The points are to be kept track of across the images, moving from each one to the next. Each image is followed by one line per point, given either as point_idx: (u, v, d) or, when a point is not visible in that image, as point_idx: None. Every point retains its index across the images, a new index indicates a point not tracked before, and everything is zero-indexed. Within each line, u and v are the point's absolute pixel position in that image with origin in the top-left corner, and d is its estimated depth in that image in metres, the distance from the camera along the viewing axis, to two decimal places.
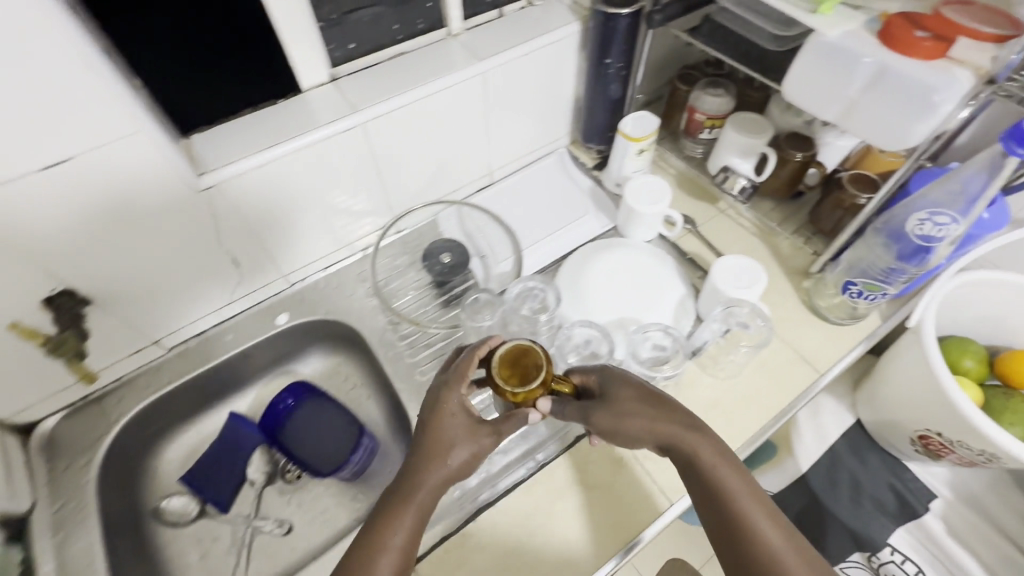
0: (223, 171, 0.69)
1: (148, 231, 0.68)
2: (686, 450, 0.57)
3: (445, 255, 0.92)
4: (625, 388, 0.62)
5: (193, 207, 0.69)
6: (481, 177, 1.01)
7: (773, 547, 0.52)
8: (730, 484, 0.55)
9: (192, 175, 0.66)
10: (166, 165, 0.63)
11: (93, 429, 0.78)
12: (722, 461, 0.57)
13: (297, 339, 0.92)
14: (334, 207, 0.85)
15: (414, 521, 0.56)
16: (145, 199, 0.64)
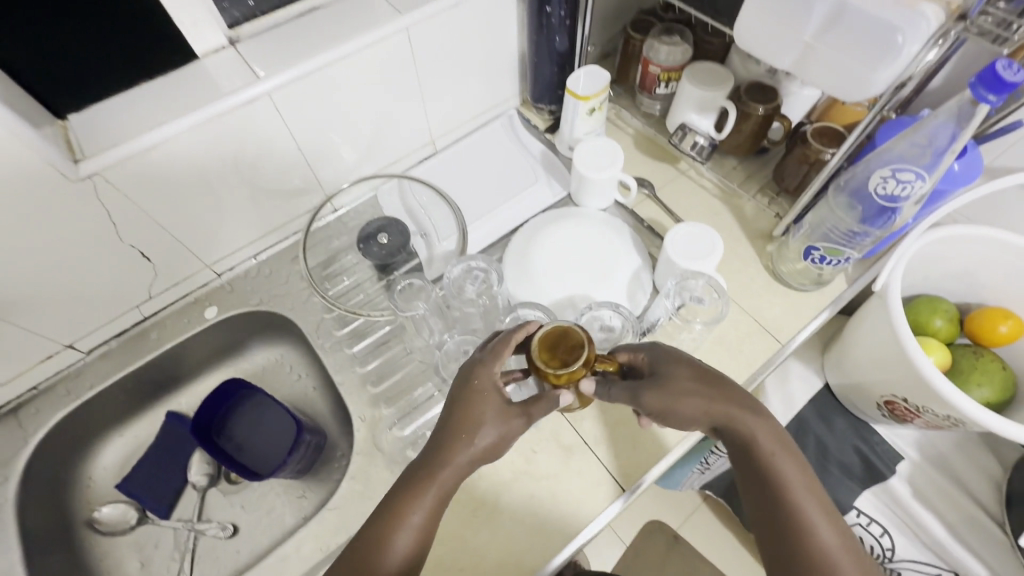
0: (106, 156, 0.61)
1: (28, 228, 0.61)
2: (746, 435, 0.53)
3: (381, 236, 0.82)
4: (680, 367, 0.55)
5: (76, 198, 0.62)
6: (422, 146, 0.93)
7: (826, 540, 0.49)
8: (786, 473, 0.52)
9: (67, 162, 0.59)
10: (29, 151, 0.56)
11: (9, 442, 0.73)
12: (780, 450, 0.52)
13: (233, 333, 0.86)
14: (255, 188, 0.78)
15: (433, 503, 0.50)
16: (12, 191, 0.57)
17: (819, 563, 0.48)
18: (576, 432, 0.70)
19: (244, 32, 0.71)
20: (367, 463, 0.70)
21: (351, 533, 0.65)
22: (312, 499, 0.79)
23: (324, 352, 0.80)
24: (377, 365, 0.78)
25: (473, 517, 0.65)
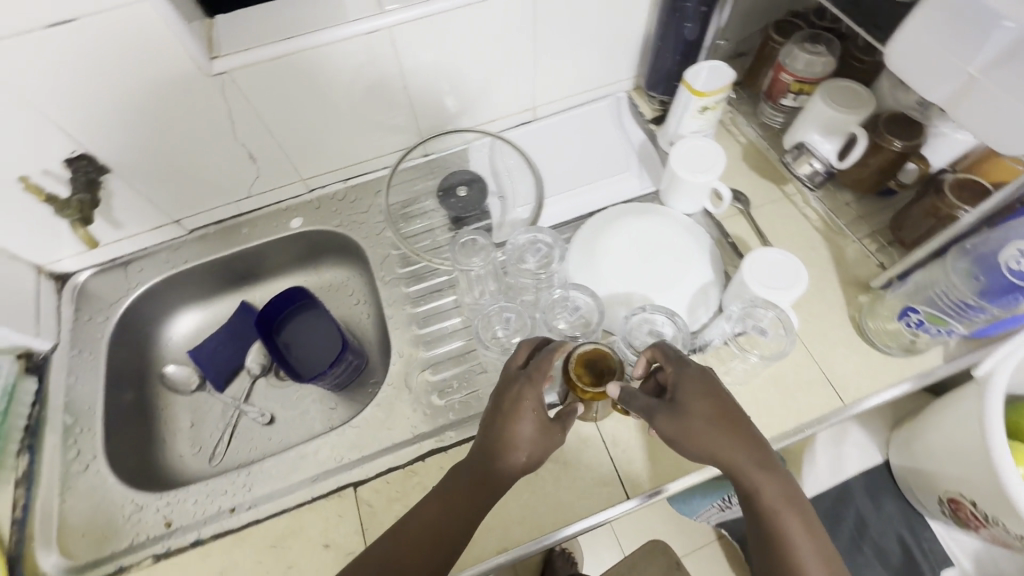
0: (239, 58, 0.67)
1: (162, 109, 0.69)
2: (752, 488, 0.51)
3: (461, 189, 0.85)
4: (699, 399, 0.53)
5: (205, 92, 0.69)
6: (522, 112, 0.93)
7: None
8: (789, 529, 0.50)
9: (204, 58, 0.66)
10: (174, 41, 0.62)
11: (114, 290, 0.85)
12: (785, 505, 0.51)
13: (310, 246, 0.93)
14: (357, 118, 0.82)
15: (481, 507, 0.55)
16: (155, 73, 0.65)
17: None
18: (596, 425, 0.69)
19: None
20: (394, 396, 0.73)
21: (364, 453, 0.69)
22: (342, 414, 0.85)
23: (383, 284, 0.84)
24: (426, 310, 0.80)
25: None
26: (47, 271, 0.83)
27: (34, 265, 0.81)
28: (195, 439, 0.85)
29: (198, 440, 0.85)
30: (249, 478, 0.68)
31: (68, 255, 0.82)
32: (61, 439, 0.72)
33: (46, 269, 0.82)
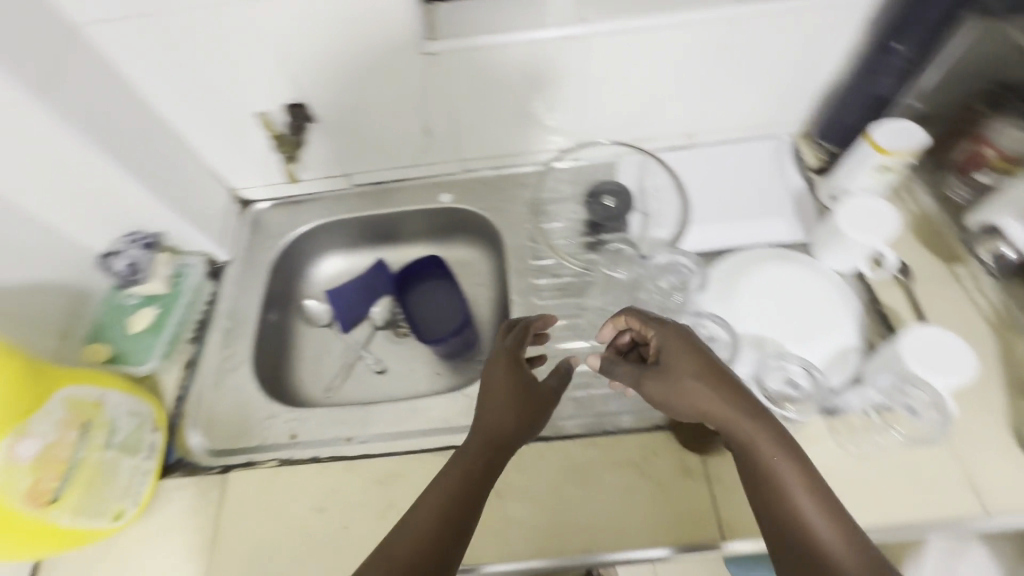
0: (453, 44, 0.74)
1: (374, 75, 0.77)
2: (747, 442, 0.50)
3: (608, 199, 0.86)
4: (682, 359, 0.53)
5: (414, 67, 0.76)
6: (681, 136, 0.93)
7: (837, 556, 0.46)
8: (797, 496, 0.49)
9: (424, 38, 0.73)
10: (406, 18, 0.70)
11: (284, 223, 0.96)
12: (779, 453, 0.50)
13: (450, 222, 0.99)
14: (529, 113, 0.87)
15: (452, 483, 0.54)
16: (381, 43, 0.73)
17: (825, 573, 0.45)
18: (702, 460, 0.68)
19: None
20: None
21: (471, 423, 0.73)
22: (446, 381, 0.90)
23: (515, 273, 0.88)
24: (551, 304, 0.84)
25: (574, 472, 0.68)
26: (237, 195, 0.95)
27: (229, 187, 0.94)
28: (316, 371, 0.93)
29: (318, 373, 0.93)
30: (366, 416, 0.75)
31: (257, 185, 0.94)
32: (221, 339, 0.83)
33: (237, 193, 0.95)
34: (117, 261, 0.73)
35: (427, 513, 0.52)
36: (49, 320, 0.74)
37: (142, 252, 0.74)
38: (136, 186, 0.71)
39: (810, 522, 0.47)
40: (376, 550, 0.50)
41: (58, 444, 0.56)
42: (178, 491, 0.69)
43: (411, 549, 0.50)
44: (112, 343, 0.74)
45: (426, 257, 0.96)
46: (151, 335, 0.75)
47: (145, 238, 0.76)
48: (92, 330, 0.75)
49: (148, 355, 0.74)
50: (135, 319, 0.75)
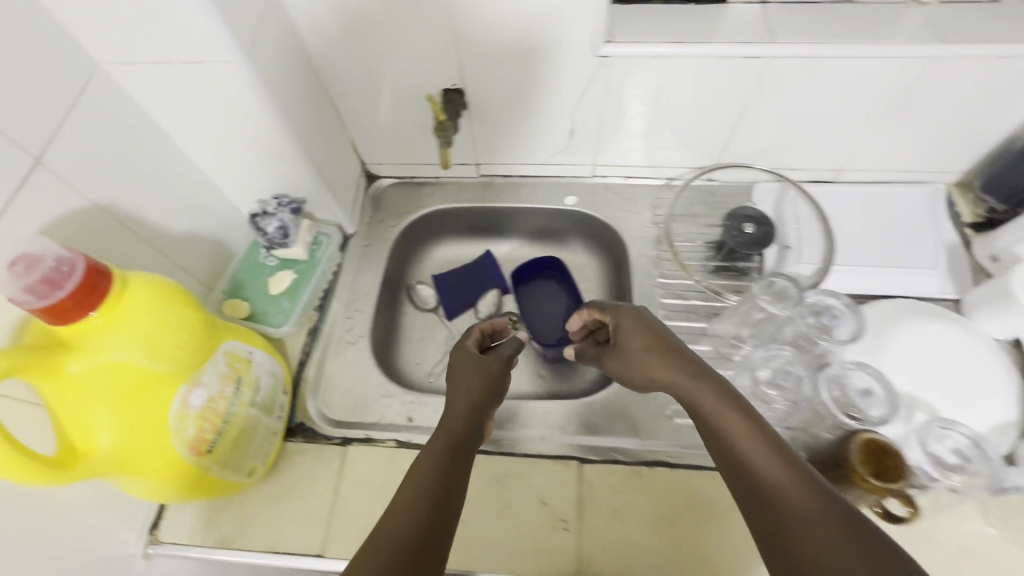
0: (626, 48, 0.71)
1: (539, 71, 0.76)
2: (693, 401, 0.53)
3: (748, 225, 0.83)
4: (621, 310, 0.64)
5: (582, 69, 0.75)
6: (826, 170, 0.89)
7: (793, 506, 0.44)
8: (727, 438, 0.49)
9: (601, 41, 0.70)
10: (592, 19, 0.68)
11: (407, 203, 0.97)
12: (726, 405, 0.51)
13: (568, 225, 0.98)
14: (678, 128, 0.84)
15: (438, 458, 0.54)
16: (558, 40, 0.71)
17: (788, 528, 0.43)
18: None
19: None
20: (629, 395, 0.75)
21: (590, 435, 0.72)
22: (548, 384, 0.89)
23: (636, 290, 0.86)
24: (677, 325, 0.82)
25: (701, 505, 0.65)
26: (366, 169, 0.96)
27: (361, 161, 0.94)
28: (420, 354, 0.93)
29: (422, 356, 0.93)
30: None
31: (387, 163, 0.95)
32: (343, 311, 0.84)
33: (366, 168, 0.96)
34: (267, 222, 0.73)
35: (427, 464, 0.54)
36: (197, 270, 0.76)
37: (292, 216, 0.75)
38: (298, 155, 0.72)
39: (770, 479, 0.46)
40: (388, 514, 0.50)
41: (218, 397, 0.57)
42: (301, 456, 0.70)
43: (405, 496, 0.51)
44: (250, 302, 0.75)
45: (544, 257, 0.94)
46: (286, 300, 0.76)
47: (294, 205, 0.76)
48: (232, 285, 0.77)
49: (283, 319, 0.75)
50: (274, 282, 0.77)
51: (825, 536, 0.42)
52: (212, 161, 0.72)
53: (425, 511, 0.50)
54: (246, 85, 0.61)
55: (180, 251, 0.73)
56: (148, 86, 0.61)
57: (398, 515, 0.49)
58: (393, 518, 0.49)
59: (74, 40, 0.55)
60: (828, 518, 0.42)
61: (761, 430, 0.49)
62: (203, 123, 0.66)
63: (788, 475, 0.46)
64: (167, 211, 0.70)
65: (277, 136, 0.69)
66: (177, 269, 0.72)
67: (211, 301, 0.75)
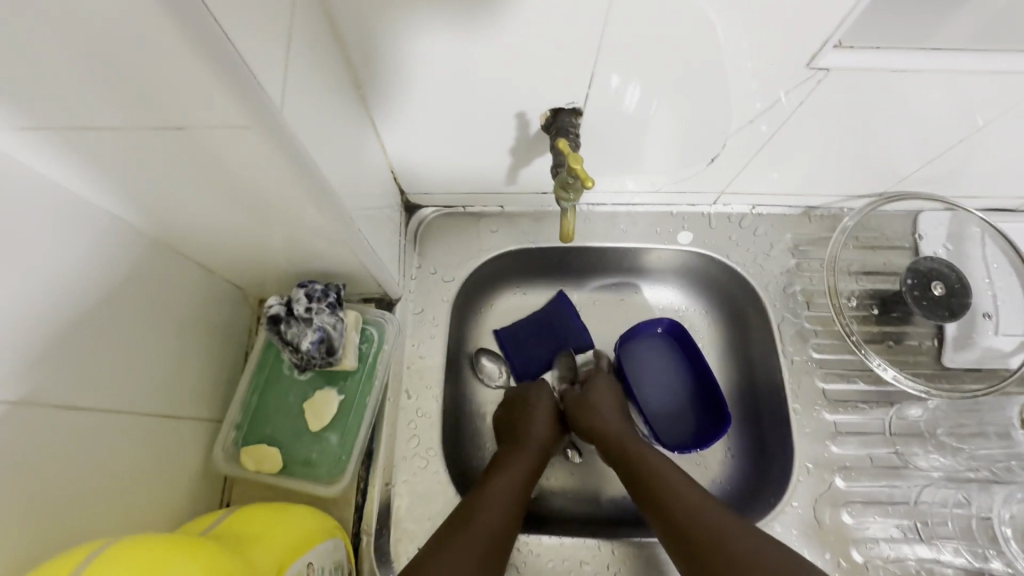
0: (862, 58, 0.47)
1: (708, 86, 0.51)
2: (657, 478, 0.55)
3: (938, 285, 0.64)
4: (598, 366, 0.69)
5: (773, 85, 0.50)
6: (1015, 199, 0.68)
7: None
8: (667, 484, 0.54)
9: (828, 48, 0.46)
10: (833, 18, 0.43)
11: (463, 243, 0.70)
12: (693, 489, 0.53)
13: (674, 269, 0.74)
14: (860, 155, 0.61)
15: (502, 513, 0.53)
16: (759, 46, 0.46)
17: None
18: None
19: None
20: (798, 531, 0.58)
21: None
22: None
23: (788, 368, 0.66)
24: (847, 423, 0.63)
25: None
26: (405, 197, 0.68)
27: (400, 187, 0.67)
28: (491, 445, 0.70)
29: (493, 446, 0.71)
30: (615, 567, 0.58)
31: (436, 190, 0.67)
32: (400, 419, 0.60)
33: (405, 195, 0.68)
34: (300, 333, 0.49)
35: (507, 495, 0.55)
36: (190, 406, 0.49)
37: (334, 316, 0.50)
38: (341, 228, 0.46)
39: (684, 506, 0.51)
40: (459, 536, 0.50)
41: None
42: None
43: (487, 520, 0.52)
44: (281, 447, 0.52)
45: (671, 324, 0.72)
46: (334, 436, 0.53)
47: (330, 295, 0.51)
48: (247, 420, 0.53)
49: (335, 468, 0.52)
50: (314, 414, 0.53)
51: (739, 543, 0.47)
52: (203, 233, 0.45)
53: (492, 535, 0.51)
54: (274, 155, 0.34)
55: (168, 394, 0.46)
56: (82, 142, 0.33)
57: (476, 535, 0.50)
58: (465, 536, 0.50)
59: None
60: (747, 533, 0.48)
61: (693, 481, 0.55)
62: (187, 193, 0.39)
63: (713, 507, 0.51)
64: (139, 336, 0.43)
65: (312, 211, 0.42)
66: (165, 423, 0.46)
67: (218, 448, 0.51)
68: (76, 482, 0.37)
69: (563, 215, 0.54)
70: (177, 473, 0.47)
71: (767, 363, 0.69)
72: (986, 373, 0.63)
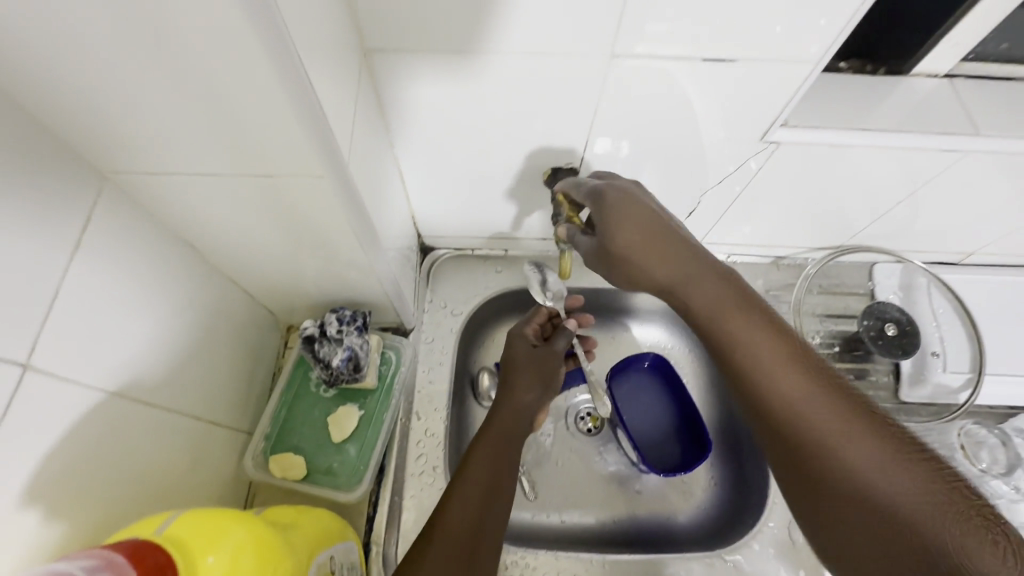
0: (805, 134, 0.58)
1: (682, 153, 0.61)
2: (739, 343, 0.42)
3: (891, 327, 0.72)
4: (625, 238, 0.46)
5: (735, 154, 0.61)
6: (955, 253, 0.77)
7: (871, 475, 0.35)
8: (772, 373, 0.40)
9: (776, 127, 0.57)
10: (777, 104, 0.54)
11: (471, 280, 0.78)
12: (795, 369, 0.39)
13: (660, 309, 0.83)
14: (816, 212, 0.71)
15: (493, 461, 0.55)
16: (721, 123, 0.57)
17: (857, 491, 0.35)
18: None
19: (970, 67, 0.62)
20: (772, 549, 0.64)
21: None
22: (647, 502, 0.74)
23: None
24: None
25: None
26: (421, 239, 0.77)
27: (417, 231, 0.75)
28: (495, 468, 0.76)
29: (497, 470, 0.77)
30: None
31: (449, 234, 0.76)
32: (409, 438, 0.65)
33: (421, 237, 0.77)
34: (331, 351, 0.56)
35: (488, 455, 0.55)
36: (227, 415, 0.56)
37: (361, 338, 0.58)
38: (375, 260, 0.54)
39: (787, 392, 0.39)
40: (453, 499, 0.51)
41: None
42: None
43: (472, 480, 0.53)
44: (305, 455, 0.59)
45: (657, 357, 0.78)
46: (353, 448, 0.60)
47: (358, 319, 0.58)
48: (275, 431, 0.59)
49: (352, 478, 0.58)
50: (336, 427, 0.59)
51: (856, 448, 0.35)
52: (258, 262, 0.54)
53: (483, 491, 0.53)
54: (334, 198, 0.43)
55: (211, 401, 0.53)
56: (184, 188, 0.42)
57: (466, 495, 0.52)
58: (459, 495, 0.52)
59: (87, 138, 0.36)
60: (875, 430, 0.36)
61: (804, 359, 0.40)
62: (255, 229, 0.47)
63: (840, 406, 0.37)
64: (196, 348, 0.50)
65: (353, 244, 0.50)
66: (207, 426, 0.52)
67: (249, 455, 0.58)
68: (141, 468, 0.43)
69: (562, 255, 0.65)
70: (212, 473, 0.53)
71: None
72: (936, 407, 0.71)
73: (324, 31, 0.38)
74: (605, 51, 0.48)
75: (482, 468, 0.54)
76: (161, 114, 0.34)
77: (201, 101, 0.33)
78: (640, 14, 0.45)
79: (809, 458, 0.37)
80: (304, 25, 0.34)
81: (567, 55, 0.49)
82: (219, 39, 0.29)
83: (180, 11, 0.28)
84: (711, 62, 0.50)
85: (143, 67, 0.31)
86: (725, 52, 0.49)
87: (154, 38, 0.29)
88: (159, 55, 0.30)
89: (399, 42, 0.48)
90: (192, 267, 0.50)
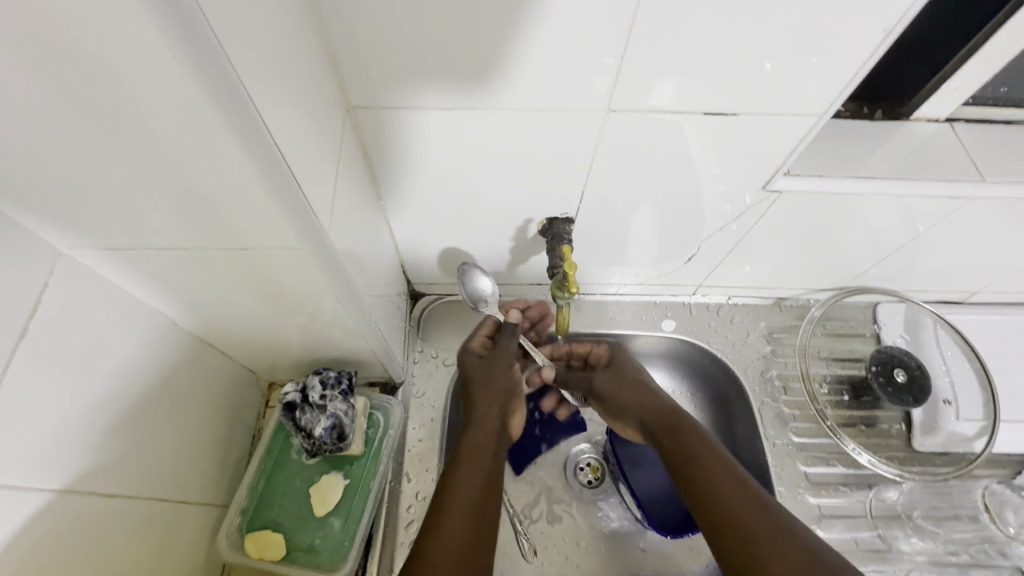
0: (805, 182, 0.56)
1: (682, 200, 0.59)
2: (671, 433, 0.55)
3: (899, 372, 0.70)
4: (626, 361, 0.66)
5: (735, 202, 0.59)
6: (959, 293, 0.75)
7: (754, 541, 0.44)
8: (694, 425, 0.55)
9: (779, 173, 0.55)
10: (781, 153, 0.53)
11: (462, 327, 0.74)
12: (714, 455, 0.52)
13: (660, 354, 0.79)
14: (820, 255, 0.68)
15: (476, 479, 0.52)
16: (720, 171, 0.55)
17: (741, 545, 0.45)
18: None
19: (968, 111, 0.61)
20: None
21: None
22: (652, 562, 0.70)
23: (771, 450, 0.70)
24: (830, 505, 0.67)
25: None
26: (410, 286, 0.74)
27: (407, 278, 0.72)
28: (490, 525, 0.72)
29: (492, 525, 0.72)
30: None
31: (440, 281, 0.73)
32: (398, 502, 0.60)
33: (411, 284, 0.74)
34: (313, 419, 0.54)
35: (474, 474, 0.52)
36: (199, 489, 0.52)
37: (345, 404, 0.56)
38: (359, 320, 0.51)
39: (734, 490, 0.48)
40: (442, 515, 0.48)
41: None
42: None
43: (462, 501, 0.49)
44: (285, 532, 0.55)
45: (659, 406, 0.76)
46: (337, 520, 0.56)
47: (342, 381, 0.56)
48: (252, 505, 0.56)
49: (336, 555, 0.54)
50: (319, 499, 0.57)
51: (749, 513, 0.46)
52: (235, 325, 0.50)
53: (472, 516, 0.49)
54: (315, 266, 0.40)
55: (181, 477, 0.50)
56: (148, 259, 0.39)
57: (458, 519, 0.48)
58: (447, 522, 0.48)
59: (38, 215, 0.34)
60: (762, 511, 0.46)
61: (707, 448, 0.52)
62: (229, 294, 0.44)
63: (739, 489, 0.48)
64: (162, 422, 0.47)
65: (337, 306, 0.47)
66: (174, 506, 0.49)
67: (222, 533, 0.54)
68: (96, 564, 0.40)
69: (558, 307, 0.63)
70: (179, 556, 0.49)
71: (750, 446, 0.72)
72: (953, 457, 0.68)
73: (297, 89, 0.35)
74: (601, 105, 0.47)
75: (470, 491, 0.51)
76: (118, 192, 0.32)
77: (162, 176, 0.31)
78: (639, 67, 0.44)
79: (714, 518, 0.47)
80: (275, 93, 0.32)
81: (559, 108, 0.47)
82: (179, 114, 0.27)
83: (133, 85, 0.25)
84: (712, 113, 0.48)
85: (96, 141, 0.28)
86: (726, 104, 0.47)
87: (107, 114, 0.27)
88: (113, 129, 0.28)
89: (384, 92, 0.46)
90: (162, 335, 0.47)
